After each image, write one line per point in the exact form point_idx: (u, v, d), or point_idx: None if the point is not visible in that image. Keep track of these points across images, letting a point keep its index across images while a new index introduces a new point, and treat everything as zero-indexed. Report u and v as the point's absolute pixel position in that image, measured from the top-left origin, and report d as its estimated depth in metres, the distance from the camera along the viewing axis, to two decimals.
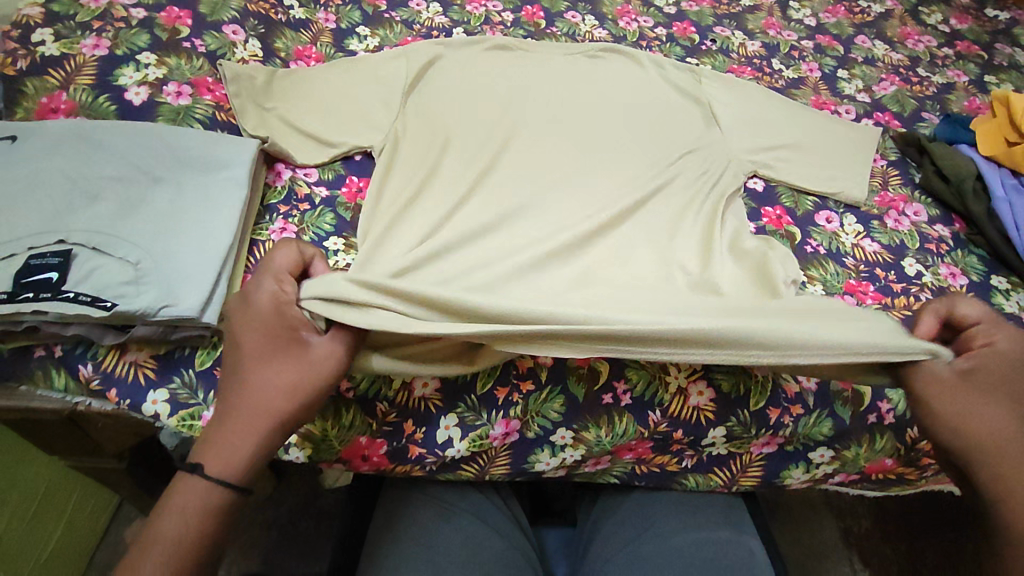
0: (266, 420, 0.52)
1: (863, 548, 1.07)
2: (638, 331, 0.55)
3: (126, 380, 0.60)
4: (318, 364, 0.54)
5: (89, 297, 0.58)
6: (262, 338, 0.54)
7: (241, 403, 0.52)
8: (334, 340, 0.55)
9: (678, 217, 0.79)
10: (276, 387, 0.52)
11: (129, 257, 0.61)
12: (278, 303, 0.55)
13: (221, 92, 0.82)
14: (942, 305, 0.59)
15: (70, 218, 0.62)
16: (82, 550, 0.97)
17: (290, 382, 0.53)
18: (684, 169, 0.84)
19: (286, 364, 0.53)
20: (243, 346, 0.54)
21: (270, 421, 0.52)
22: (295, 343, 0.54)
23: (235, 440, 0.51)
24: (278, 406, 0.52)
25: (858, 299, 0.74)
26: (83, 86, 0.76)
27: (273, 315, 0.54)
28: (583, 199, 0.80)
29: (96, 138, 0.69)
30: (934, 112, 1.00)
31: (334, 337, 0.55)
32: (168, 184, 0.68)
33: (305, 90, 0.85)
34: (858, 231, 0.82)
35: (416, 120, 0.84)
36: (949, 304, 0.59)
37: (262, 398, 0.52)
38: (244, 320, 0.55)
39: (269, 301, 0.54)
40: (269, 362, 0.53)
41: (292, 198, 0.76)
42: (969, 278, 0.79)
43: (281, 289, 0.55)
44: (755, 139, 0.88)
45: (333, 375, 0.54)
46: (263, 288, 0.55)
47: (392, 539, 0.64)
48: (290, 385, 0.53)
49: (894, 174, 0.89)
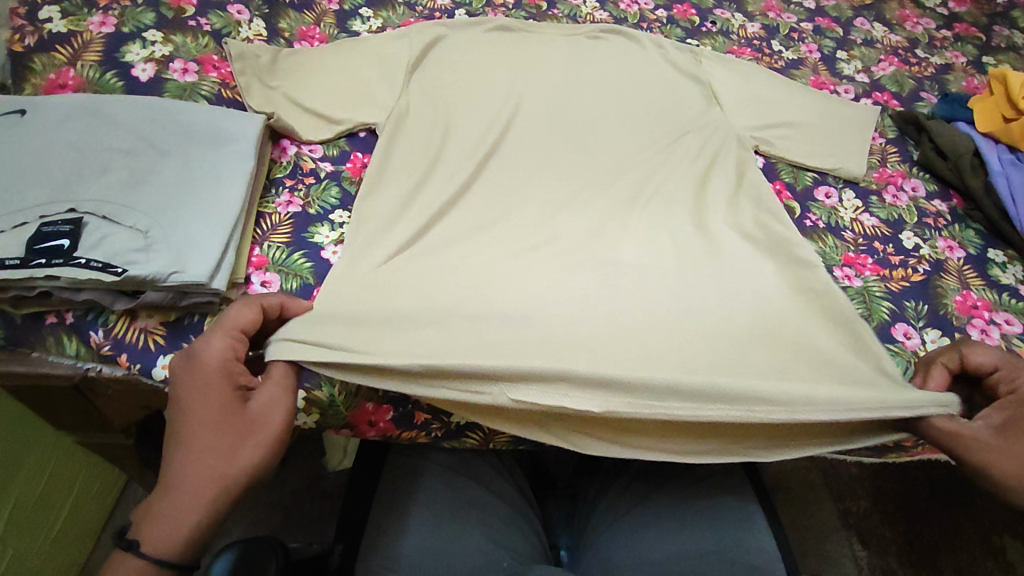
0: (212, 488, 0.47)
1: (861, 529, 1.08)
2: (660, 398, 0.55)
3: (136, 346, 0.61)
4: (266, 420, 0.50)
5: (100, 264, 0.59)
6: (208, 399, 0.49)
7: (181, 472, 0.47)
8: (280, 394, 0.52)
9: (678, 195, 0.80)
10: (221, 451, 0.48)
11: (139, 226, 0.62)
12: (226, 360, 0.51)
13: (226, 70, 0.82)
14: (949, 356, 0.62)
15: (80, 188, 0.63)
16: (89, 536, 0.94)
17: (236, 444, 0.48)
18: (684, 148, 0.85)
19: (233, 425, 0.49)
20: (183, 405, 0.49)
21: (217, 489, 0.47)
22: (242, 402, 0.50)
23: (174, 515, 0.46)
24: (224, 475, 0.47)
25: (857, 271, 0.76)
26: (90, 62, 0.77)
27: (219, 373, 0.50)
28: (584, 179, 0.81)
29: (104, 111, 0.70)
30: (933, 92, 1.01)
31: (277, 391, 0.52)
32: (175, 157, 0.68)
33: (309, 69, 0.85)
34: (857, 206, 0.83)
35: (420, 100, 0.85)
36: (958, 353, 0.61)
37: (204, 464, 0.47)
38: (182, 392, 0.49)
39: (218, 359, 0.50)
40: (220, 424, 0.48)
41: (297, 172, 0.77)
42: (966, 251, 0.80)
43: (230, 345, 0.52)
44: (756, 117, 0.88)
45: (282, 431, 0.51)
46: (212, 343, 0.51)
47: (398, 504, 0.65)
48: (239, 448, 0.48)
49: (892, 151, 0.90)
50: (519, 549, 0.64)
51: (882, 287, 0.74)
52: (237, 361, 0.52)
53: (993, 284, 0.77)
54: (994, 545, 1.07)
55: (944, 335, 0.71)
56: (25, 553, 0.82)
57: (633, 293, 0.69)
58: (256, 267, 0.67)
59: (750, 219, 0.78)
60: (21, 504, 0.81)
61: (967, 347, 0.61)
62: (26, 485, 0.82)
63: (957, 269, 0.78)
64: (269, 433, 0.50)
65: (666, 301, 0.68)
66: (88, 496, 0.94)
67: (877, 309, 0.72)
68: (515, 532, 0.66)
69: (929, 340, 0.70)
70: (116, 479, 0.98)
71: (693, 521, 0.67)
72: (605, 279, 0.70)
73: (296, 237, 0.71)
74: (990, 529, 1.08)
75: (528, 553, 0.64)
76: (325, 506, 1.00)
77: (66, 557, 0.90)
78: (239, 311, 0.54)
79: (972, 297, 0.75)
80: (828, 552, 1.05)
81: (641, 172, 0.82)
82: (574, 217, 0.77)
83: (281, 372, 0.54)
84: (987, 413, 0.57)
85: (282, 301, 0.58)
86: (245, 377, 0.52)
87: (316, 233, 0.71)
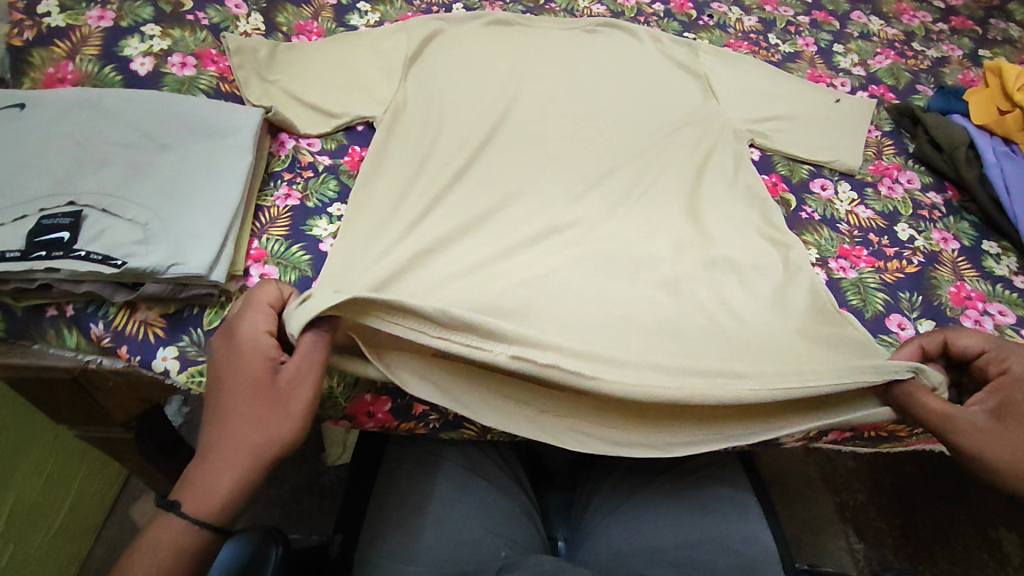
0: (243, 458, 0.48)
1: (858, 522, 1.09)
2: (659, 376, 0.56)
3: (136, 338, 0.61)
4: (294, 392, 0.50)
5: (100, 256, 0.59)
6: (240, 373, 0.50)
7: (217, 443, 0.49)
8: (307, 363, 0.50)
9: (674, 187, 0.80)
10: (251, 422, 0.49)
11: (139, 218, 0.62)
12: (254, 337, 0.52)
13: (225, 64, 0.82)
14: (932, 341, 0.62)
15: (79, 181, 0.64)
16: (93, 529, 0.95)
17: (265, 416, 0.49)
18: (680, 140, 0.85)
19: (262, 397, 0.49)
20: (218, 381, 0.51)
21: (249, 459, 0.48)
22: (271, 375, 0.50)
23: (211, 483, 0.48)
24: (255, 445, 0.48)
25: (852, 263, 0.76)
26: (89, 56, 0.77)
27: (246, 349, 0.51)
28: (581, 172, 0.82)
29: (103, 105, 0.70)
30: (929, 85, 1.02)
31: (304, 360, 0.51)
32: (174, 150, 0.69)
33: (307, 63, 0.85)
34: (852, 198, 0.83)
35: (418, 94, 0.85)
36: (942, 337, 0.62)
37: (237, 436, 0.48)
38: (218, 366, 0.51)
39: (244, 337, 0.52)
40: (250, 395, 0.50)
41: (295, 166, 0.77)
42: (961, 243, 0.80)
43: (256, 320, 0.53)
44: (752, 110, 0.89)
45: (310, 403, 0.50)
46: (241, 324, 0.52)
47: (396, 494, 0.66)
48: (267, 420, 0.49)
49: (888, 144, 0.91)
50: (517, 538, 0.65)
51: (877, 279, 0.75)
52: (263, 335, 0.52)
53: (987, 275, 0.77)
54: (989, 538, 1.08)
55: (938, 326, 0.71)
56: (26, 546, 0.83)
57: (629, 285, 0.70)
58: (255, 260, 0.68)
59: (746, 212, 0.78)
60: (22, 497, 0.82)
61: (952, 332, 0.62)
62: (26, 478, 0.83)
63: (951, 260, 0.78)
64: (291, 403, 0.50)
65: (661, 294, 0.69)
66: (90, 488, 0.95)
67: (872, 301, 0.72)
68: (513, 522, 0.67)
69: (923, 330, 0.71)
70: (118, 472, 0.99)
71: (689, 511, 0.68)
72: (601, 272, 0.71)
73: (295, 230, 0.71)
74: (984, 522, 1.09)
75: (525, 543, 0.65)
76: (323, 500, 1.00)
77: (66, 551, 0.90)
78: (264, 291, 0.55)
79: (966, 289, 0.75)
80: (824, 545, 1.06)
81: (638, 165, 0.82)
82: (571, 210, 0.77)
83: (310, 345, 0.51)
84: (977, 396, 0.59)
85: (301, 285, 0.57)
86: (275, 350, 0.52)
87: (314, 226, 0.72)
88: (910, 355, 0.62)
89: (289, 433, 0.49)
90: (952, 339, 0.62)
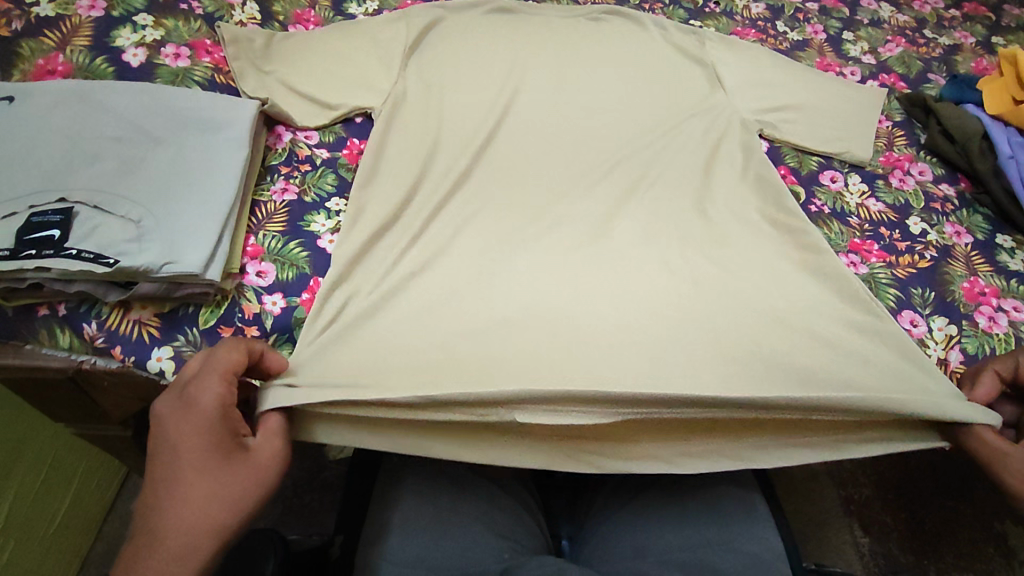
0: (212, 542, 0.45)
1: (863, 516, 1.08)
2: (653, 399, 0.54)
3: (130, 338, 0.60)
4: (265, 467, 0.50)
5: (93, 255, 0.58)
6: (212, 448, 0.47)
7: (178, 526, 0.44)
8: (274, 439, 0.52)
9: (681, 180, 0.78)
10: (224, 504, 0.46)
11: (132, 215, 0.61)
12: (225, 407, 0.49)
13: (220, 54, 0.80)
14: (1004, 364, 0.61)
15: (70, 177, 0.62)
16: (95, 526, 0.95)
17: (240, 495, 0.47)
18: (687, 132, 0.83)
19: (235, 473, 0.48)
20: (179, 454, 0.47)
21: (217, 542, 0.45)
22: (241, 450, 0.49)
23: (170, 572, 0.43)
24: (222, 524, 0.46)
25: (862, 258, 0.74)
26: (80, 47, 0.75)
27: (219, 420, 0.48)
28: (585, 166, 0.80)
29: (94, 98, 0.68)
30: (941, 73, 0.99)
31: (271, 436, 0.52)
32: (168, 144, 0.67)
33: (304, 53, 0.83)
34: (863, 190, 0.81)
35: (418, 84, 0.83)
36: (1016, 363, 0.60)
37: (205, 516, 0.45)
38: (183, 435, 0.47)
39: (215, 406, 0.49)
40: (226, 474, 0.47)
41: (293, 159, 0.75)
42: (974, 237, 0.78)
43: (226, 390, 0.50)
44: (761, 100, 0.87)
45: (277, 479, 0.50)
46: (208, 389, 0.49)
47: (396, 494, 0.65)
48: (241, 499, 0.47)
49: (899, 135, 0.89)
50: (520, 539, 0.64)
51: (888, 274, 0.73)
52: (233, 406, 0.50)
53: (1002, 270, 0.75)
54: (996, 531, 1.06)
55: (952, 323, 0.70)
56: (25, 546, 0.81)
57: (634, 284, 0.68)
58: (251, 257, 0.66)
59: (754, 206, 0.76)
60: (21, 495, 0.81)
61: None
62: (24, 477, 0.81)
63: (964, 255, 0.76)
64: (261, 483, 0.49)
65: (666, 292, 0.68)
66: (91, 485, 0.94)
67: (883, 296, 0.71)
68: (516, 523, 0.65)
69: (935, 327, 0.69)
70: (118, 467, 0.98)
71: (695, 510, 0.66)
72: (606, 270, 0.69)
73: (292, 225, 0.69)
74: (992, 515, 1.08)
75: (529, 544, 0.64)
76: (324, 497, 0.99)
77: (64, 552, 0.89)
78: (232, 351, 0.52)
79: (979, 284, 0.74)
80: (829, 540, 1.05)
81: (642, 158, 0.80)
82: (574, 204, 0.75)
83: (276, 423, 0.53)
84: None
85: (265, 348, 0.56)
86: (240, 422, 0.51)
87: (311, 221, 0.70)
88: (986, 386, 0.60)
89: (258, 512, 0.48)
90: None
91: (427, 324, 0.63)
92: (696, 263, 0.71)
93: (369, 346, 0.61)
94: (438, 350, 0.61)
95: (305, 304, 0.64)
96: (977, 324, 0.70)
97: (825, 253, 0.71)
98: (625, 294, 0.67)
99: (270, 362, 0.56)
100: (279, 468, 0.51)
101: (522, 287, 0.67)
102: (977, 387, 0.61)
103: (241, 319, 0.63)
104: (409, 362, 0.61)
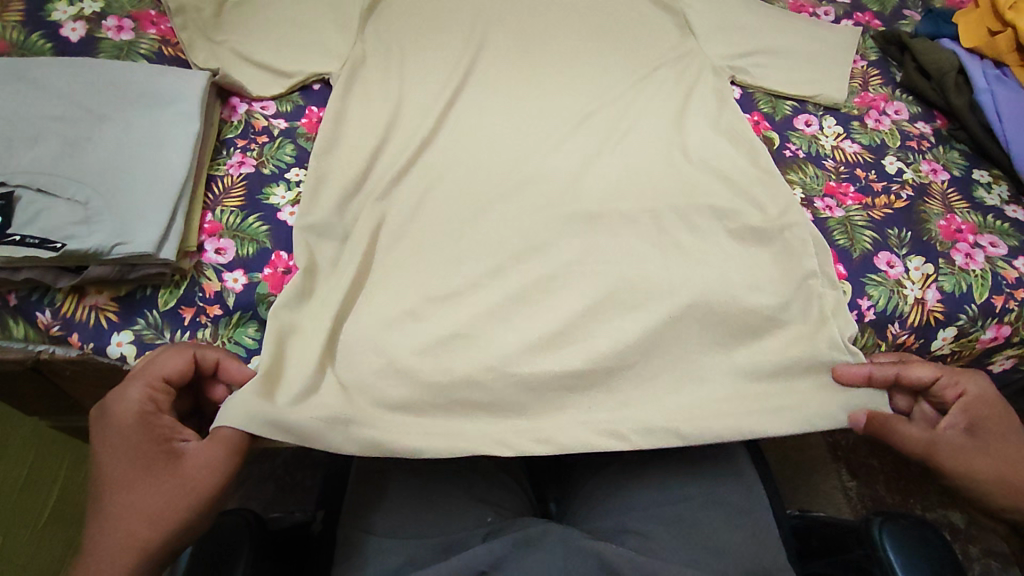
0: (131, 555, 0.45)
1: (850, 461, 1.07)
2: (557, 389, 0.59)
3: (87, 324, 0.59)
4: (193, 479, 0.48)
5: (37, 240, 0.56)
6: (130, 455, 0.48)
7: (98, 537, 0.45)
8: (213, 446, 0.50)
9: (650, 131, 0.75)
10: (137, 516, 0.46)
11: (78, 197, 0.58)
12: (145, 413, 0.49)
13: (165, 25, 0.77)
14: (887, 370, 0.60)
15: (8, 160, 0.59)
16: None
17: (157, 506, 0.46)
18: (659, 81, 0.80)
19: (159, 482, 0.47)
20: (103, 460, 0.48)
21: (141, 557, 0.45)
22: (161, 458, 0.48)
23: None
24: (139, 537, 0.45)
25: (838, 201, 0.73)
26: (12, 24, 0.72)
27: (139, 427, 0.49)
28: (552, 122, 0.77)
29: (30, 76, 0.65)
30: (916, 8, 0.97)
31: (210, 443, 0.50)
32: (113, 122, 0.64)
33: (254, 18, 0.78)
34: (839, 132, 0.79)
35: (375, 46, 0.79)
36: (895, 371, 0.59)
37: (123, 527, 0.45)
38: (107, 440, 0.48)
39: (134, 411, 0.49)
40: (139, 482, 0.47)
41: (249, 131, 0.73)
42: (951, 173, 0.77)
43: (147, 398, 0.50)
44: (735, 41, 0.83)
45: (209, 493, 0.48)
46: (130, 394, 0.50)
47: (372, 465, 0.62)
48: (156, 511, 0.46)
49: (874, 74, 0.86)
50: (504, 504, 0.63)
51: (864, 216, 0.72)
52: (159, 413, 0.50)
53: (978, 206, 0.74)
54: None
55: (928, 262, 0.69)
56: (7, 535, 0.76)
57: (604, 242, 0.67)
58: (209, 234, 0.64)
59: (729, 150, 0.74)
60: None
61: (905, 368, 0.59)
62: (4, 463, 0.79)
63: (941, 192, 0.75)
64: (183, 497, 0.47)
65: (638, 248, 0.66)
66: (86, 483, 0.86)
67: (859, 239, 0.70)
68: (498, 486, 0.64)
69: (912, 267, 0.69)
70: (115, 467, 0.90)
71: (684, 460, 0.63)
72: (576, 228, 0.67)
73: (250, 200, 0.67)
74: None
75: (510, 507, 0.63)
76: (314, 473, 0.96)
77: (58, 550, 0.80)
78: (166, 358, 0.52)
79: (956, 221, 0.72)
80: (817, 485, 1.05)
81: (612, 110, 0.78)
82: (542, 160, 0.73)
83: (226, 435, 0.51)
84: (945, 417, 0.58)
85: (220, 357, 0.55)
86: (172, 428, 0.50)
87: (271, 194, 0.67)
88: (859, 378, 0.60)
89: (181, 529, 0.46)
90: (906, 373, 0.59)
91: (398, 299, 0.62)
92: (672, 216, 0.69)
93: (337, 317, 0.60)
94: (405, 315, 0.61)
95: (267, 280, 0.62)
96: (954, 262, 0.69)
97: (778, 199, 0.70)
98: (598, 251, 0.66)
99: (227, 371, 0.55)
100: (209, 488, 0.48)
101: (491, 247, 0.65)
102: (847, 376, 0.60)
103: (202, 298, 0.61)
104: (379, 335, 0.60)
